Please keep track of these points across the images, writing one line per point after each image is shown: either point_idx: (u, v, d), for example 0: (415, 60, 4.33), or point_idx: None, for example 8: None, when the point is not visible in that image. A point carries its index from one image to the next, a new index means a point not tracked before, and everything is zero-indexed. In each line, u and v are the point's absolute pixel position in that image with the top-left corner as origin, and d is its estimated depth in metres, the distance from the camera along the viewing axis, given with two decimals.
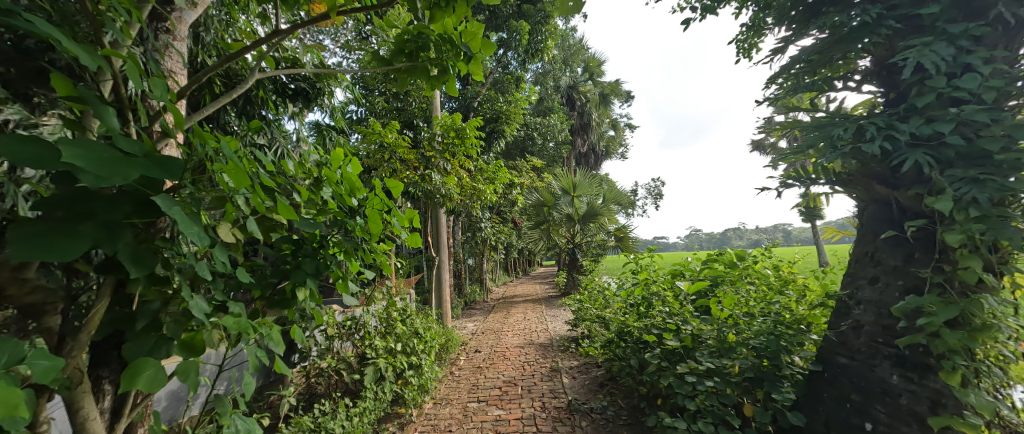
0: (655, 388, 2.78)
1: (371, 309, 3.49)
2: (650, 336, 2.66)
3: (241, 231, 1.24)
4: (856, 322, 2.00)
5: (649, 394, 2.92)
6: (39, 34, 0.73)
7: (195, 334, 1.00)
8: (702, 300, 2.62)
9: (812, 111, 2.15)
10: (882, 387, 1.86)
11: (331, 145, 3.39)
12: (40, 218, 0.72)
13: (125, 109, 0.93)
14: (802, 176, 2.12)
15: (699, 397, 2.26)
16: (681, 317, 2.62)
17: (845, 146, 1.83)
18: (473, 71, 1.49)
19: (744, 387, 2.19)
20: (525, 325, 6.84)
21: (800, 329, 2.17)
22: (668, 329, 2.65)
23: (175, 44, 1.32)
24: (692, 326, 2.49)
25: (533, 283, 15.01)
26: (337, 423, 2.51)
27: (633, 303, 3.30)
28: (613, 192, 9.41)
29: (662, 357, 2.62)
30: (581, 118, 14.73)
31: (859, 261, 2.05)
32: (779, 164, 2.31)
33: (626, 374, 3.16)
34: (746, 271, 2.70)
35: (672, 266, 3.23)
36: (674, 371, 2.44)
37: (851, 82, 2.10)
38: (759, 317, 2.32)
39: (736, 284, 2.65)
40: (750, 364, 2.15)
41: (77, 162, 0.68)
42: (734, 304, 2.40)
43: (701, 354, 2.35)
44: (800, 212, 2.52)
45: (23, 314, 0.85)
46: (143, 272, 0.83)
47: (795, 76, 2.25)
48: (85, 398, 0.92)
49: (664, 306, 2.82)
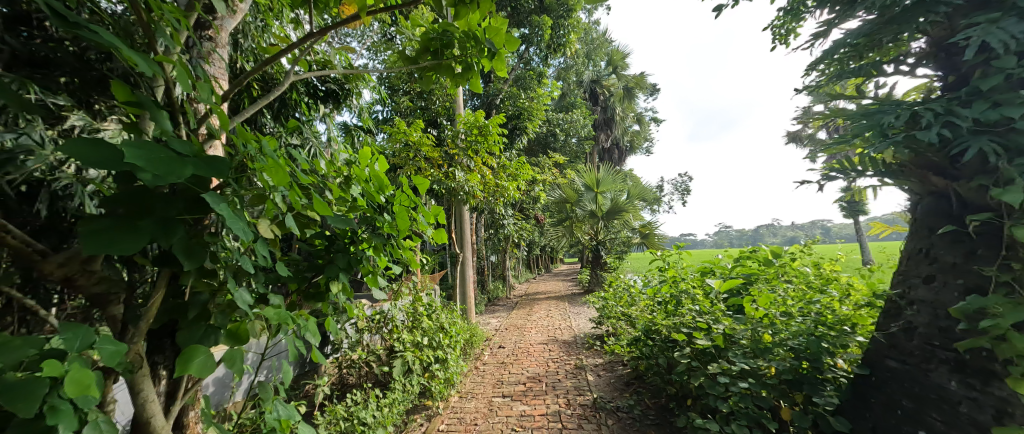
0: (685, 388, 2.73)
1: (398, 304, 3.58)
2: (679, 335, 2.59)
3: (280, 227, 1.29)
4: (908, 323, 1.89)
5: (678, 394, 2.87)
6: (102, 43, 0.78)
7: (239, 324, 1.07)
8: (735, 299, 2.54)
9: (858, 98, 2.04)
10: (939, 393, 1.74)
11: (360, 144, 3.49)
12: (104, 215, 0.78)
13: (176, 112, 0.99)
14: (847, 168, 2.02)
15: (732, 398, 2.21)
16: (712, 316, 2.54)
17: (897, 135, 1.73)
18: (497, 68, 1.48)
19: (781, 390, 2.11)
20: (549, 322, 6.84)
21: (844, 330, 2.07)
22: (698, 328, 2.58)
23: (218, 50, 1.38)
24: (724, 325, 2.41)
25: (556, 281, 14.94)
26: (368, 413, 2.58)
27: (660, 302, 3.24)
28: (638, 188, 9.24)
29: (693, 357, 2.57)
30: (604, 113, 14.53)
31: (912, 258, 1.94)
32: (819, 157, 2.22)
33: (653, 372, 3.10)
34: (782, 269, 2.62)
35: (702, 263, 3.17)
36: (705, 373, 2.38)
37: (903, 66, 1.97)
38: (797, 317, 2.22)
39: (772, 282, 2.57)
40: (788, 367, 2.07)
41: (137, 162, 0.73)
42: (770, 304, 2.31)
43: (734, 355, 2.28)
44: (843, 207, 2.39)
45: (90, 304, 0.91)
46: (194, 265, 0.88)
47: (839, 61, 2.14)
48: (145, 382, 0.98)
49: (693, 305, 2.74)
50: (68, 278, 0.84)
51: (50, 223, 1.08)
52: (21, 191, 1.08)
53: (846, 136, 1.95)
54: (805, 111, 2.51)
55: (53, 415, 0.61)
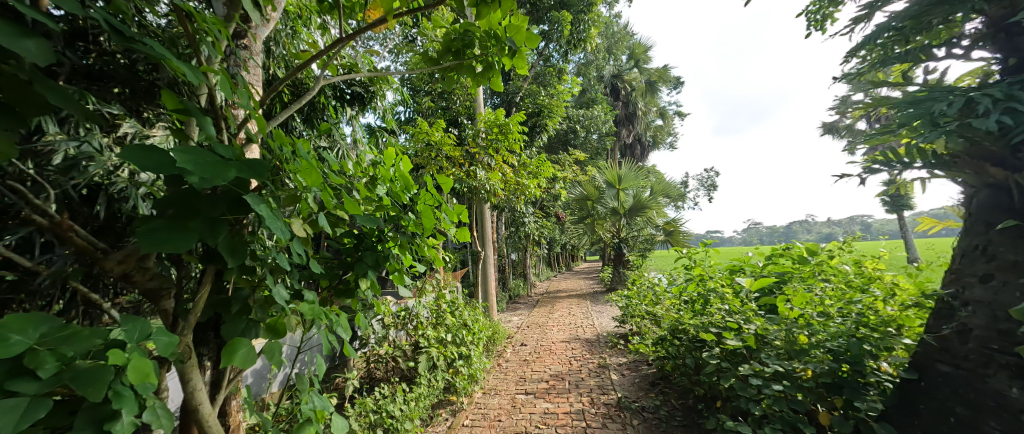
0: (714, 389, 2.68)
1: (422, 301, 3.65)
2: (708, 335, 2.55)
3: (312, 226, 1.34)
4: (962, 326, 1.79)
5: (706, 395, 2.82)
6: (153, 55, 0.83)
7: (277, 318, 1.14)
8: (767, 298, 2.46)
9: (904, 85, 1.95)
10: (998, 400, 1.66)
11: (384, 145, 3.57)
12: (156, 216, 0.84)
13: (218, 118, 1.04)
14: (892, 160, 1.93)
15: (765, 401, 2.17)
16: (743, 316, 2.48)
17: (950, 123, 1.66)
18: (518, 66, 1.49)
19: (819, 393, 2.05)
20: (571, 320, 6.83)
21: (888, 332, 1.95)
22: (728, 328, 2.53)
23: (253, 58, 1.44)
24: (756, 325, 2.34)
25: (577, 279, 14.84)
26: (396, 407, 2.65)
27: (687, 300, 3.18)
28: (662, 185, 9.08)
29: (722, 357, 2.53)
30: (626, 109, 14.27)
31: (967, 256, 1.83)
32: (858, 150, 2.13)
33: (681, 373, 3.05)
34: (819, 267, 2.45)
35: (731, 262, 3.12)
36: (735, 374, 2.34)
37: (956, 49, 1.87)
38: (837, 318, 2.09)
39: (808, 281, 2.43)
40: (827, 370, 2.00)
41: (187, 166, 0.78)
42: (806, 303, 2.20)
43: (767, 356, 2.22)
44: (885, 202, 2.29)
45: (145, 298, 0.97)
46: (237, 262, 0.94)
47: (883, 46, 2.05)
48: (193, 372, 1.04)
49: (722, 304, 2.67)
50: (128, 274, 0.90)
51: (107, 223, 1.15)
52: (83, 194, 1.15)
53: (891, 126, 1.88)
54: (842, 101, 2.41)
55: (117, 400, 0.67)
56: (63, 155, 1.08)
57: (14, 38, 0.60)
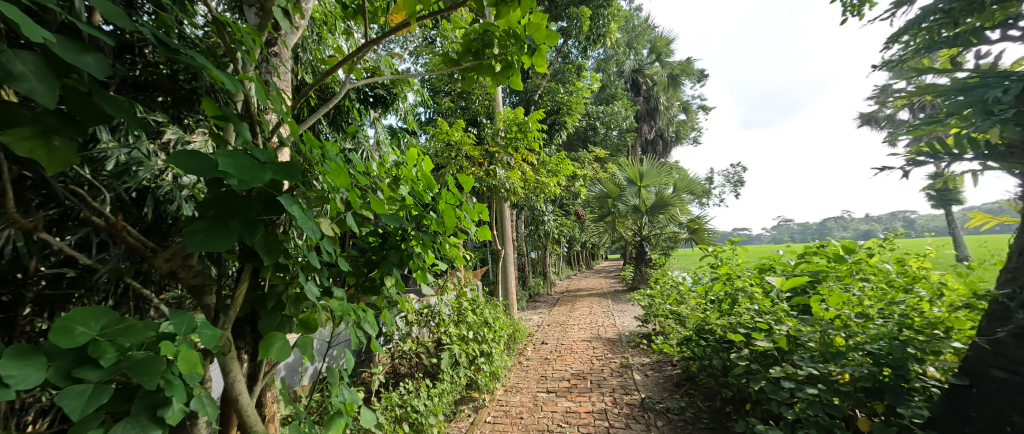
0: (742, 392, 2.62)
1: (444, 298, 3.70)
2: (736, 336, 2.49)
3: (340, 225, 1.39)
4: (1019, 329, 1.68)
5: (735, 398, 2.77)
6: (195, 65, 0.88)
7: (309, 314, 1.20)
8: (800, 298, 2.35)
9: (952, 71, 1.87)
10: None
11: (405, 145, 3.64)
12: (199, 217, 0.89)
13: (253, 122, 1.10)
14: (940, 151, 1.87)
15: (798, 405, 2.12)
16: (773, 316, 2.40)
17: (1005, 111, 1.59)
18: (537, 64, 1.49)
19: (857, 398, 2.02)
20: (592, 319, 6.79)
21: (935, 335, 1.84)
22: (758, 329, 2.46)
23: (282, 65, 1.50)
24: (788, 326, 2.27)
25: (597, 277, 14.71)
26: (420, 402, 2.71)
27: (713, 300, 3.11)
28: (685, 181, 8.89)
29: (752, 358, 2.47)
30: (647, 104, 14.01)
31: None
32: (901, 140, 2.08)
33: (707, 374, 3.00)
34: (857, 266, 2.36)
35: (761, 260, 2.97)
36: (766, 376, 2.29)
37: (1012, 31, 1.77)
38: (877, 319, 2.00)
39: (845, 281, 2.31)
40: (865, 373, 1.94)
41: (227, 170, 0.83)
42: (843, 303, 2.10)
43: (800, 358, 2.14)
44: (930, 196, 2.20)
45: (190, 295, 1.03)
46: (273, 260, 1.00)
47: (928, 30, 2.03)
48: (234, 363, 1.10)
49: (752, 304, 2.58)
50: (175, 271, 0.96)
51: (155, 223, 1.25)
52: (133, 197, 1.24)
53: (939, 116, 1.83)
54: (884, 91, 2.41)
55: (169, 388, 0.72)
56: (115, 161, 1.16)
57: (76, 53, 0.63)
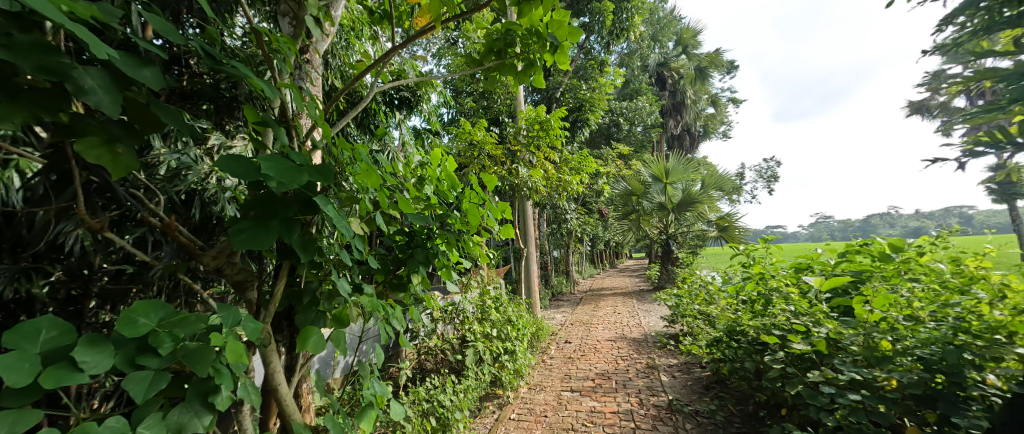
0: (776, 396, 2.54)
1: (468, 296, 3.74)
2: (770, 338, 2.36)
3: (369, 225, 1.44)
4: None
5: (769, 402, 2.67)
6: (238, 75, 0.93)
7: (342, 310, 1.26)
8: (841, 299, 2.20)
9: (1012, 54, 1.79)
10: None
11: (429, 146, 3.72)
12: (242, 217, 0.95)
13: (290, 127, 1.16)
14: (1001, 141, 1.80)
15: (838, 411, 2.00)
16: (811, 318, 2.24)
17: None
18: (560, 61, 1.50)
19: (906, 407, 1.89)
20: (617, 318, 6.73)
21: (996, 340, 1.70)
22: (795, 331, 2.31)
23: (313, 71, 1.57)
24: (828, 328, 2.12)
25: (623, 277, 14.50)
26: (446, 397, 2.76)
27: (745, 300, 3.03)
28: (714, 177, 8.66)
29: (787, 361, 2.34)
30: (673, 98, 13.69)
31: None
32: (955, 128, 2.01)
33: (739, 376, 2.91)
34: (905, 265, 2.23)
35: (798, 259, 2.87)
36: (803, 380, 2.19)
37: None
38: (929, 323, 1.89)
39: (891, 281, 2.17)
40: (915, 380, 1.82)
41: (268, 173, 0.88)
42: (889, 305, 1.96)
43: (842, 363, 2.02)
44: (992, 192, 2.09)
45: (234, 290, 1.10)
46: (309, 257, 1.05)
47: (988, 10, 1.96)
48: (273, 355, 1.16)
49: (788, 305, 2.45)
50: (221, 268, 1.03)
51: (201, 223, 1.34)
52: (182, 199, 1.32)
53: (999, 103, 1.74)
54: (938, 76, 2.33)
55: (219, 377, 0.78)
56: (167, 165, 1.25)
57: (135, 67, 0.67)
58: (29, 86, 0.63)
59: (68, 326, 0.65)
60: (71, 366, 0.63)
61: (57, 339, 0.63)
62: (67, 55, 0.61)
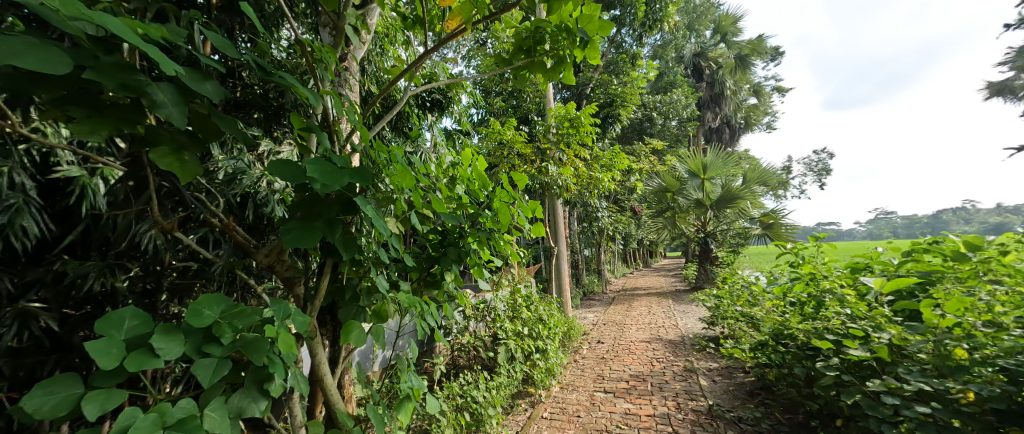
0: (826, 403, 2.41)
1: (500, 294, 3.78)
2: (823, 342, 2.21)
3: (404, 224, 1.49)
4: None
5: (821, 411, 2.52)
6: (284, 84, 0.98)
7: (381, 305, 1.32)
8: (905, 303, 2.03)
9: None
10: None
11: (460, 146, 3.79)
12: (290, 217, 1.02)
13: (331, 132, 1.22)
14: None
15: (904, 424, 1.86)
16: (871, 322, 2.10)
17: None
18: (590, 56, 1.49)
19: (986, 423, 1.68)
20: (651, 319, 6.59)
21: None
22: (851, 336, 2.17)
23: (351, 78, 1.65)
24: (891, 334, 1.96)
25: (658, 277, 14.09)
26: (479, 393, 2.81)
27: (792, 302, 2.89)
28: (756, 172, 8.27)
29: (843, 369, 2.19)
30: (710, 90, 13.19)
31: None
32: None
33: (786, 383, 2.77)
34: (984, 264, 1.93)
35: (852, 259, 2.70)
36: (861, 389, 2.05)
37: None
38: (1015, 330, 1.68)
39: (969, 283, 1.93)
40: (997, 394, 1.62)
41: (313, 176, 0.93)
42: (963, 310, 1.80)
43: (907, 372, 1.85)
44: None
45: (284, 285, 1.18)
46: (350, 255, 1.11)
47: None
48: (319, 347, 1.23)
49: (843, 308, 2.29)
50: (272, 264, 1.11)
51: (254, 224, 1.45)
52: (238, 202, 1.43)
53: None
54: None
55: (272, 365, 0.84)
56: (224, 171, 1.36)
57: (198, 81, 0.73)
58: (111, 101, 0.69)
59: (147, 316, 0.72)
60: (149, 351, 0.70)
61: (138, 327, 0.70)
62: (141, 73, 0.66)
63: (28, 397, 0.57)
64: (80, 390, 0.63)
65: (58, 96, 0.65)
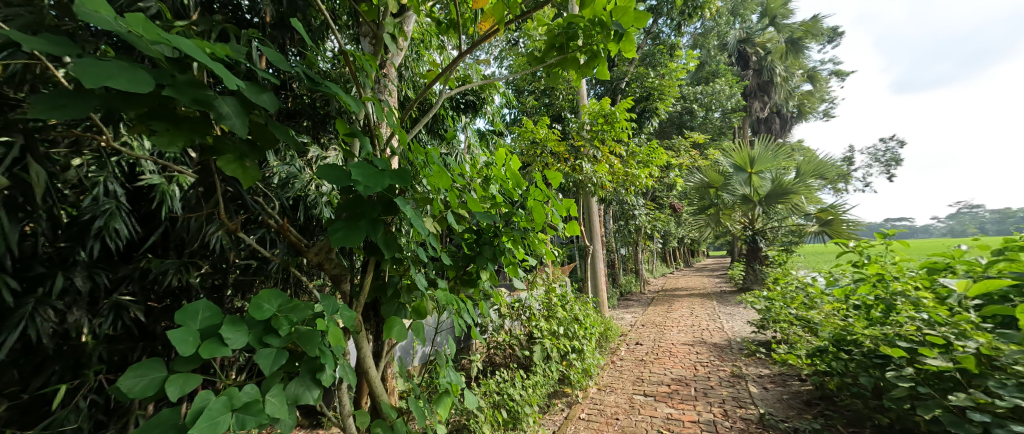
0: (893, 415, 2.23)
1: (534, 293, 3.79)
2: (896, 351, 2.03)
3: (440, 223, 1.54)
4: None
5: (890, 425, 2.33)
6: (330, 93, 1.04)
7: (420, 303, 1.38)
8: (993, 308, 1.84)
9: None
10: None
11: (494, 146, 3.84)
12: (336, 218, 1.09)
13: (372, 136, 1.29)
14: None
15: None
16: (953, 328, 1.89)
17: None
18: (625, 49, 1.45)
19: None
20: (694, 321, 6.37)
21: None
22: (928, 344, 1.98)
23: (389, 85, 1.73)
24: (978, 343, 1.77)
25: (703, 277, 13.54)
26: (515, 391, 2.83)
27: (854, 307, 2.70)
28: (811, 165, 7.75)
29: (919, 380, 2.00)
30: (758, 78, 12.54)
31: None
32: None
33: (847, 393, 2.58)
34: None
35: (928, 258, 2.46)
36: (941, 403, 1.87)
37: None
38: None
39: None
40: None
41: (357, 178, 0.99)
42: None
43: (1002, 387, 1.69)
44: None
45: (332, 282, 1.25)
46: (392, 253, 1.16)
47: None
48: (364, 342, 1.30)
49: (918, 313, 2.11)
50: (321, 263, 1.19)
51: (304, 225, 1.55)
52: (291, 205, 1.54)
53: None
54: None
55: (323, 357, 0.90)
56: (278, 175, 1.47)
57: (257, 93, 0.79)
58: (184, 115, 0.77)
59: (217, 308, 0.80)
60: (219, 341, 0.77)
61: (210, 318, 0.78)
62: (209, 88, 0.73)
63: (122, 378, 0.65)
64: (163, 374, 0.71)
65: (141, 113, 0.72)
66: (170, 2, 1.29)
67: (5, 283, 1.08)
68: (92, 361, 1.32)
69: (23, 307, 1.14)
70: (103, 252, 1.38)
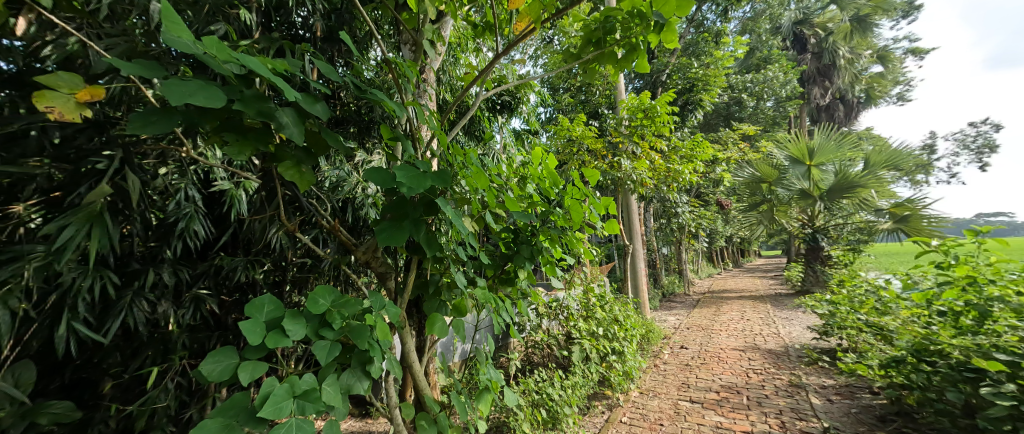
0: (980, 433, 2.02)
1: (572, 294, 3.76)
2: (993, 364, 1.85)
3: (478, 222, 1.57)
4: None
5: None
6: (376, 99, 1.10)
7: (460, 301, 1.42)
8: None
9: None
10: None
11: (530, 145, 3.86)
12: (383, 218, 1.15)
13: (414, 139, 1.34)
14: None
15: None
16: None
17: None
18: (666, 40, 1.41)
19: None
20: (745, 325, 6.06)
21: None
22: None
23: (428, 89, 1.79)
24: None
25: (756, 277, 12.81)
26: (554, 391, 2.82)
27: (936, 313, 2.47)
28: (886, 155, 7.13)
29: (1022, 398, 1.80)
30: (817, 62, 11.71)
31: None
32: None
33: (926, 408, 2.37)
34: None
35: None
36: None
37: None
38: None
39: None
40: None
41: (400, 179, 1.04)
42: None
43: None
44: None
45: (379, 279, 1.32)
46: (434, 251, 1.20)
47: None
48: (409, 337, 1.36)
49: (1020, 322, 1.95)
50: (368, 261, 1.26)
51: (352, 225, 1.65)
52: (340, 207, 1.64)
53: None
54: None
55: (371, 349, 0.96)
56: (329, 179, 1.56)
57: (312, 103, 0.84)
58: (251, 126, 0.85)
59: (279, 302, 0.88)
60: (281, 332, 0.84)
61: (274, 311, 0.86)
62: (271, 100, 0.79)
63: (204, 363, 0.73)
64: (236, 360, 0.79)
65: (217, 125, 0.81)
66: (236, 24, 1.42)
67: (110, 278, 1.22)
68: (178, 346, 1.46)
69: (123, 299, 1.28)
70: (184, 251, 1.55)
